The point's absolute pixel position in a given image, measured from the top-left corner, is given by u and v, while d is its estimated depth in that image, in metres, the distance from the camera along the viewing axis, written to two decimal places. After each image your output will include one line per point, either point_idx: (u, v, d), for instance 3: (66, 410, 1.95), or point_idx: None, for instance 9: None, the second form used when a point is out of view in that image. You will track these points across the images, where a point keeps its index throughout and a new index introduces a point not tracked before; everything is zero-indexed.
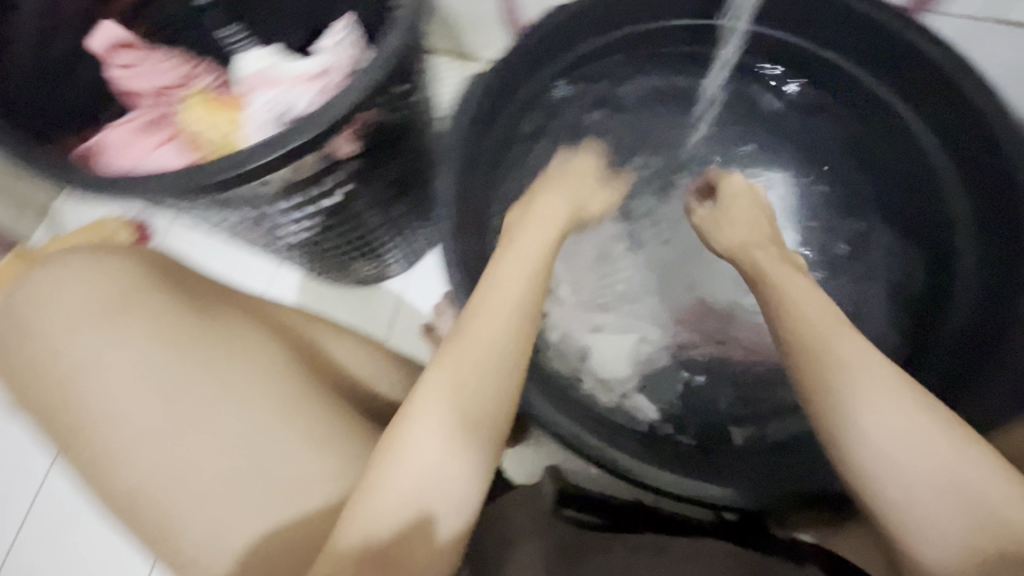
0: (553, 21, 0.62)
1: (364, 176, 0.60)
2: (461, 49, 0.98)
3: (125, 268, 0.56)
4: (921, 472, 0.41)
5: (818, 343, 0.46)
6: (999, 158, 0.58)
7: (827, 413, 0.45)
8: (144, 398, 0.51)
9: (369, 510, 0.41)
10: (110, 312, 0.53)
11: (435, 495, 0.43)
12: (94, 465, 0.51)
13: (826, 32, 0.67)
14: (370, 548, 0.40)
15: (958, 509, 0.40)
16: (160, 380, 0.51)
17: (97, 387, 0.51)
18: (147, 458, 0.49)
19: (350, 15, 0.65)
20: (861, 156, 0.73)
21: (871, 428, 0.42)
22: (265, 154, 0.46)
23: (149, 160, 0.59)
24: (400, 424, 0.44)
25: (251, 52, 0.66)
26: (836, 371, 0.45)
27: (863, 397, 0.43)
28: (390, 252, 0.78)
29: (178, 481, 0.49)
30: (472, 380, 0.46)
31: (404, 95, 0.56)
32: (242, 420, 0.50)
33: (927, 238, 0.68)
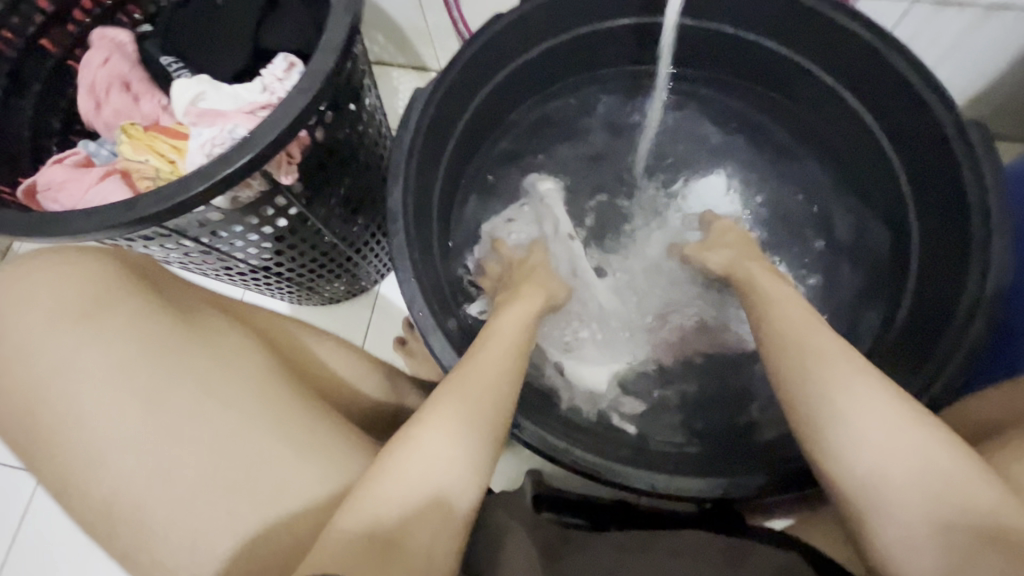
0: (497, 29, 0.63)
1: (313, 195, 0.61)
2: (418, 61, 0.99)
3: (98, 271, 0.53)
4: (891, 444, 0.41)
5: (797, 333, 0.49)
6: (934, 127, 0.60)
7: (793, 392, 0.47)
8: (122, 399, 0.47)
9: (384, 493, 0.39)
10: (83, 315, 0.50)
11: (440, 484, 0.41)
12: (73, 471, 0.47)
13: (768, 25, 0.68)
14: (380, 529, 0.37)
15: (929, 485, 0.39)
16: (139, 382, 0.47)
17: (74, 390, 0.48)
18: (129, 460, 0.46)
19: (286, 54, 0.64)
20: (825, 155, 0.75)
21: (829, 395, 0.44)
22: (202, 179, 0.46)
23: (86, 193, 0.58)
24: (422, 416, 0.44)
25: (182, 85, 0.64)
26: (799, 357, 0.48)
27: (822, 368, 0.46)
28: (353, 271, 0.78)
29: (165, 481, 0.45)
30: (486, 384, 0.47)
31: (340, 112, 0.58)
32: (235, 423, 0.46)
33: (897, 232, 0.70)
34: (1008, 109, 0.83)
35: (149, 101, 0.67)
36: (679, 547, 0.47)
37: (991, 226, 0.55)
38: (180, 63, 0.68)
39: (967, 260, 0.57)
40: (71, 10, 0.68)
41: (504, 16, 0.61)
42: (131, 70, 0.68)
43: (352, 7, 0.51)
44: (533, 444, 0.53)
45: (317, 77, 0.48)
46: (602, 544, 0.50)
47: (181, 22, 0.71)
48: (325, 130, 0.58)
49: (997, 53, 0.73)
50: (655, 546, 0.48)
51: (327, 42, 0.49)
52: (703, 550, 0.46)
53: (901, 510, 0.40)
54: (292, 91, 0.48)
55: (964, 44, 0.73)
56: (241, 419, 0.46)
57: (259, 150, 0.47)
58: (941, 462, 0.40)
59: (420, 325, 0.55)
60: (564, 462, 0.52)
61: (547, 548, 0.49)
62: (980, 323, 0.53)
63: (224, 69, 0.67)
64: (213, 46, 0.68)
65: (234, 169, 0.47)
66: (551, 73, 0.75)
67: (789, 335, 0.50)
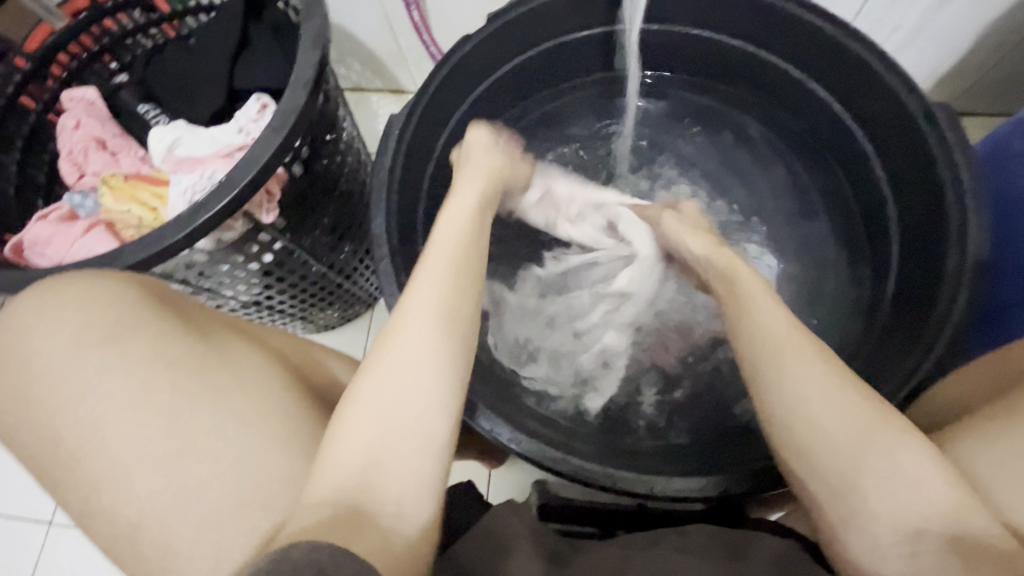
0: (467, 51, 0.64)
1: (298, 224, 0.62)
2: (395, 84, 1.00)
3: (133, 281, 0.47)
4: (863, 449, 0.41)
5: (772, 328, 0.47)
6: (902, 111, 0.61)
7: (772, 389, 0.45)
8: (145, 420, 0.42)
9: (343, 453, 0.39)
10: (127, 327, 0.44)
11: (405, 433, 0.40)
12: (89, 504, 0.41)
13: (731, 23, 0.69)
14: (343, 493, 0.37)
15: (899, 487, 0.40)
16: (165, 403, 0.42)
17: (85, 413, 0.42)
18: (154, 485, 0.40)
19: (259, 95, 0.65)
20: (802, 139, 0.76)
21: (800, 394, 0.44)
22: (186, 225, 0.48)
23: (73, 246, 0.59)
24: (366, 377, 0.42)
25: (158, 133, 0.65)
26: (772, 348, 0.46)
27: (794, 371, 0.44)
28: (346, 297, 0.79)
29: (191, 504, 0.40)
30: (426, 339, 0.43)
31: (318, 144, 0.59)
32: (245, 442, 0.42)
33: (865, 209, 0.72)
34: (975, 87, 0.84)
35: (125, 155, 0.67)
36: (683, 543, 0.47)
37: (965, 205, 0.56)
38: (158, 109, 0.72)
39: (945, 240, 0.58)
40: (47, 66, 0.69)
41: (472, 38, 0.63)
42: (102, 127, 0.68)
43: (318, 42, 0.52)
44: (531, 457, 0.52)
45: (288, 116, 0.49)
46: (610, 544, 0.50)
47: (160, 68, 0.73)
48: (303, 164, 0.59)
49: (957, 36, 0.75)
50: (660, 543, 0.48)
51: (298, 77, 0.51)
52: (707, 544, 0.47)
53: (875, 516, 0.40)
54: (267, 131, 0.49)
55: (924, 28, 0.75)
56: (286, 435, 0.43)
57: (237, 190, 0.48)
58: (913, 463, 0.40)
59: None
60: (565, 471, 0.52)
61: (555, 553, 0.49)
62: (964, 299, 0.53)
63: (202, 110, 0.69)
64: (192, 92, 0.70)
65: (214, 212, 0.48)
66: (524, 88, 0.77)
67: (758, 329, 0.48)
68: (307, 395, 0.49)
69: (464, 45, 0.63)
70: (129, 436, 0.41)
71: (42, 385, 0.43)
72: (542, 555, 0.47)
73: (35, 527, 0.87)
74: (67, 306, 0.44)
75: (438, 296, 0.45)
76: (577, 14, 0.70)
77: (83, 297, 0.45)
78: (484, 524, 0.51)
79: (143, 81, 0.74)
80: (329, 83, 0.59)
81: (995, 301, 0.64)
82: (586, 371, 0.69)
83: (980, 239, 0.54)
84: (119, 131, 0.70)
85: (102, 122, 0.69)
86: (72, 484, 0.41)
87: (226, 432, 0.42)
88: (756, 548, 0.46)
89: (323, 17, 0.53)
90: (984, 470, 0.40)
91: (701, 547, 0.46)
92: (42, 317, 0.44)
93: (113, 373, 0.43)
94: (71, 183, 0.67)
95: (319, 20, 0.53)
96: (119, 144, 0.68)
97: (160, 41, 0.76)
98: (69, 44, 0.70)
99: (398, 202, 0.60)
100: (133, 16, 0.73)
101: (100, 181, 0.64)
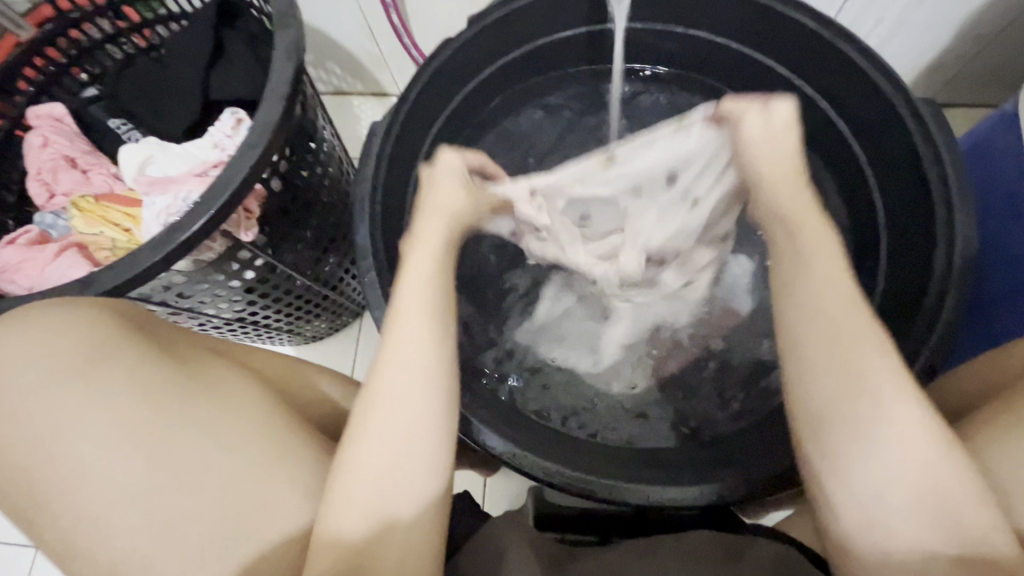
0: (449, 55, 0.62)
1: (280, 237, 0.60)
2: (376, 88, 0.98)
3: (114, 309, 0.45)
4: (856, 459, 0.39)
5: (806, 308, 0.43)
6: (887, 106, 0.60)
7: (794, 390, 0.43)
8: (127, 450, 0.40)
9: (353, 492, 0.39)
10: (110, 353, 0.43)
11: (406, 484, 0.40)
12: (73, 537, 0.39)
13: (715, 19, 0.69)
14: (353, 539, 0.38)
15: (902, 501, 0.38)
16: (150, 431, 0.41)
17: (61, 447, 0.40)
18: (137, 517, 0.39)
19: (234, 109, 0.64)
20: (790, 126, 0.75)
21: (816, 389, 0.41)
22: (163, 248, 0.46)
23: (44, 271, 0.57)
24: (375, 408, 0.42)
25: (130, 150, 0.63)
26: (805, 339, 0.43)
27: (821, 366, 0.42)
28: (333, 308, 0.78)
29: (180, 533, 0.38)
30: (430, 376, 0.43)
31: (297, 153, 0.57)
32: (229, 469, 0.41)
33: (850, 200, 0.71)
34: (958, 78, 0.84)
35: (96, 172, 0.65)
36: (682, 548, 0.47)
37: (952, 204, 0.55)
38: (131, 124, 0.70)
39: (932, 238, 0.58)
40: (13, 82, 0.67)
41: (453, 41, 0.61)
42: (72, 145, 0.66)
43: (293, 53, 0.51)
44: (525, 469, 0.52)
45: (264, 132, 0.48)
46: (608, 550, 0.49)
47: (132, 81, 0.71)
48: (282, 178, 0.57)
49: (942, 28, 0.74)
50: (658, 548, 0.47)
51: (273, 90, 0.49)
52: (704, 548, 0.47)
53: (886, 530, 0.38)
54: (242, 148, 0.48)
55: (908, 21, 0.74)
56: (270, 462, 0.42)
57: (213, 209, 0.46)
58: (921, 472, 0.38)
59: None
60: (559, 483, 0.52)
61: (552, 560, 0.48)
62: (953, 298, 0.53)
63: (177, 124, 0.68)
64: (166, 105, 0.69)
65: (190, 233, 0.46)
66: (507, 90, 0.75)
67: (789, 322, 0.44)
68: (294, 413, 0.47)
69: (446, 50, 0.62)
70: (107, 468, 0.40)
71: (16, 416, 0.41)
72: (540, 563, 0.46)
73: (22, 552, 0.85)
74: (38, 335, 0.43)
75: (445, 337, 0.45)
76: (559, 15, 0.68)
77: (59, 323, 0.43)
78: (482, 534, 0.50)
79: (114, 96, 0.72)
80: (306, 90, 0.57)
81: (982, 296, 0.66)
82: (630, 315, 0.67)
83: (966, 236, 0.54)
84: (89, 149, 0.68)
85: (70, 140, 0.67)
86: (49, 521, 0.40)
87: (211, 459, 0.41)
88: (754, 552, 0.45)
89: (298, 27, 0.51)
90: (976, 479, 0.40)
91: (697, 553, 0.46)
92: (15, 345, 0.43)
93: (86, 405, 0.41)
94: (41, 204, 0.65)
95: (293, 32, 0.51)
96: (89, 162, 0.67)
97: (130, 52, 0.74)
98: (35, 57, 0.67)
99: (382, 211, 0.59)
100: (101, 26, 0.71)
101: (70, 203, 0.63)
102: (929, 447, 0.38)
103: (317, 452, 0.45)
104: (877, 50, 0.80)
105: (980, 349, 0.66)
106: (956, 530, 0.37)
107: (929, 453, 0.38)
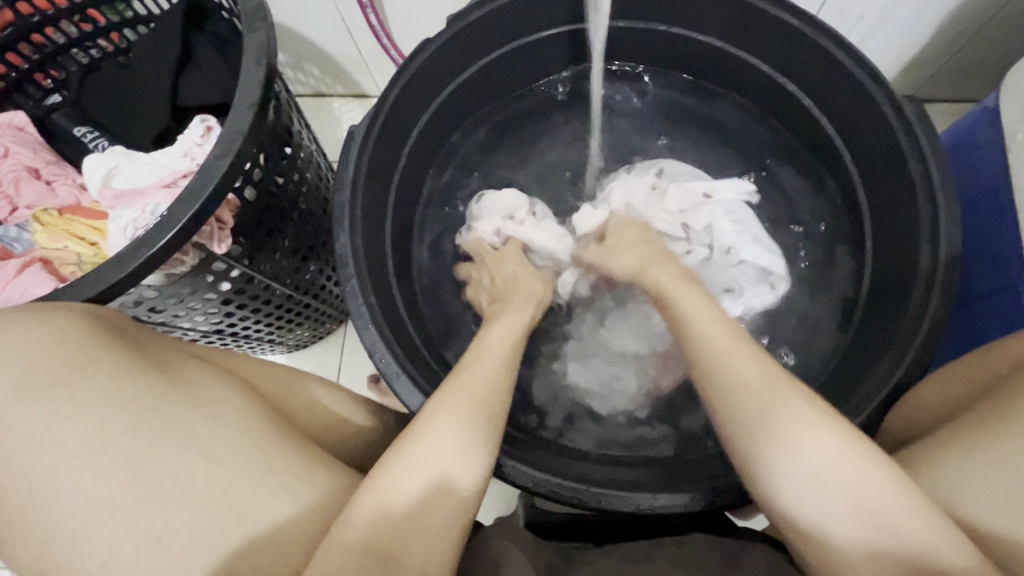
0: (427, 56, 0.60)
1: (258, 247, 0.59)
2: (356, 89, 0.96)
3: (92, 317, 0.43)
4: (786, 481, 0.38)
5: (712, 355, 0.45)
6: (870, 104, 0.60)
7: (722, 426, 0.43)
8: (101, 463, 0.37)
9: (377, 507, 0.36)
10: (84, 364, 0.40)
11: (433, 501, 0.38)
12: (39, 560, 0.36)
13: (696, 18, 0.68)
14: (370, 543, 0.35)
15: (851, 523, 0.36)
16: (124, 445, 0.38)
17: (25, 465, 0.37)
18: (102, 540, 0.36)
19: (203, 116, 0.63)
20: (774, 124, 0.74)
21: (729, 413, 0.42)
22: (131, 260, 0.44)
23: (5, 289, 0.54)
24: (418, 432, 0.41)
25: (94, 161, 0.61)
26: (723, 373, 0.44)
27: (737, 400, 0.42)
28: (315, 316, 0.76)
29: (155, 554, 0.36)
30: (474, 401, 0.44)
31: (271, 162, 0.56)
32: (201, 486, 0.38)
33: (845, 198, 0.70)
34: (937, 74, 0.85)
35: (62, 184, 0.63)
36: (681, 555, 0.45)
37: (937, 201, 0.55)
38: (96, 132, 0.68)
39: (918, 236, 0.57)
40: None
41: (432, 42, 0.60)
42: (33, 155, 0.64)
43: (263, 58, 0.49)
44: (513, 479, 0.50)
45: (234, 140, 0.46)
46: (606, 555, 0.48)
47: (98, 87, 0.69)
48: (257, 187, 0.55)
49: (922, 25, 0.74)
50: (657, 554, 0.46)
51: (242, 98, 0.47)
52: (702, 555, 0.45)
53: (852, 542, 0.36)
54: (208, 158, 0.46)
55: (889, 18, 0.74)
56: (260, 472, 0.39)
57: (183, 219, 0.44)
58: (858, 479, 0.36)
59: (385, 372, 0.52)
60: (546, 492, 0.50)
61: (549, 567, 0.46)
62: (939, 296, 0.53)
63: (146, 130, 0.66)
64: (134, 111, 0.67)
65: (157, 247, 0.44)
66: (488, 91, 0.74)
67: (699, 353, 0.46)
68: (282, 419, 0.45)
69: (424, 51, 0.60)
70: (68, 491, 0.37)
71: None
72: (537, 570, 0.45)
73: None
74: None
75: (496, 373, 0.48)
76: (540, 15, 0.67)
77: (33, 330, 0.41)
78: (476, 543, 0.48)
79: (79, 103, 0.70)
80: (279, 98, 0.55)
81: (965, 293, 0.66)
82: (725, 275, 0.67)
83: (951, 234, 0.54)
84: (52, 159, 0.65)
85: (30, 150, 0.64)
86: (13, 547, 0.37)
87: (193, 471, 0.38)
88: (753, 557, 0.44)
89: (267, 30, 0.50)
90: (978, 482, 0.38)
91: (695, 562, 0.44)
92: None
93: (45, 423, 0.38)
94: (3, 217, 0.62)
95: (262, 34, 0.49)
96: (51, 173, 0.64)
97: (97, 55, 0.71)
98: None
99: (362, 216, 0.57)
100: (65, 30, 0.68)
101: (32, 217, 0.60)
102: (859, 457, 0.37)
103: (310, 457, 0.42)
104: (858, 46, 0.80)
105: (964, 345, 0.67)
106: (902, 541, 0.34)
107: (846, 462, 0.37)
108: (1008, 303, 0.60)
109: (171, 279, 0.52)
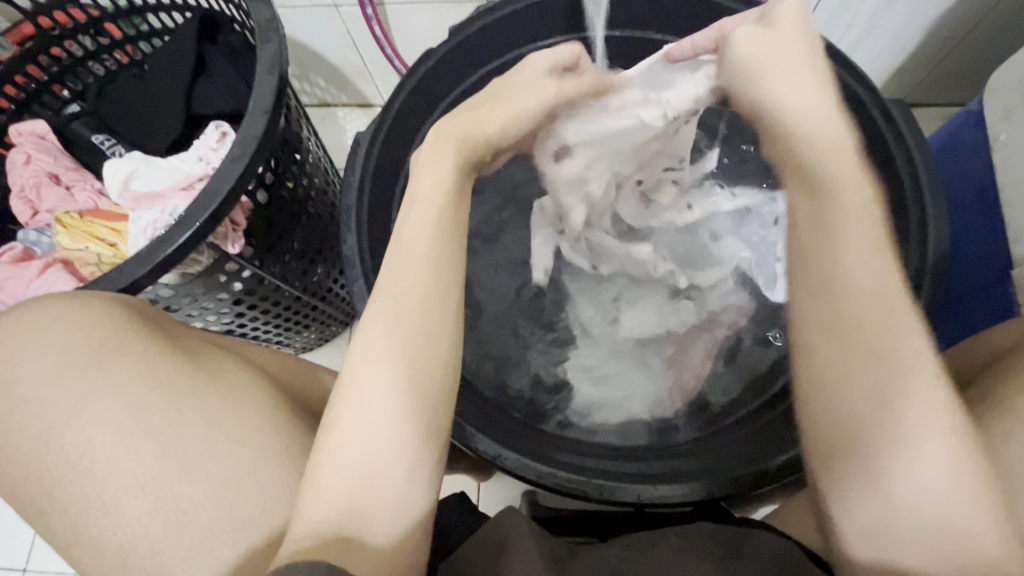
0: (431, 63, 0.62)
1: (268, 249, 0.61)
2: (361, 99, 0.99)
3: (123, 302, 0.45)
4: (861, 475, 0.37)
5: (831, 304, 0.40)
6: (857, 106, 0.62)
7: (816, 397, 0.40)
8: (130, 444, 0.39)
9: (332, 496, 0.36)
10: (111, 350, 0.42)
11: (385, 492, 0.36)
12: (77, 533, 0.38)
13: None
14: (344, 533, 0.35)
15: (910, 530, 0.35)
16: (152, 426, 0.40)
17: (62, 445, 0.40)
18: (136, 513, 0.38)
19: (218, 124, 0.66)
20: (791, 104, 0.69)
21: (830, 386, 0.39)
22: (152, 257, 0.46)
23: (29, 288, 0.57)
24: (401, 414, 0.38)
25: (113, 166, 0.64)
26: (831, 329, 0.40)
27: (829, 369, 0.39)
28: (323, 319, 0.78)
29: (183, 529, 0.37)
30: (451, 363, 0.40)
31: (280, 166, 0.58)
32: (220, 467, 0.39)
33: None
34: (925, 79, 0.87)
35: (80, 189, 0.65)
36: (684, 544, 0.46)
37: (924, 198, 0.57)
38: (114, 140, 0.70)
39: (905, 232, 0.59)
40: None
41: (435, 51, 0.62)
42: (54, 162, 0.67)
43: (276, 67, 0.51)
44: (514, 470, 0.50)
45: (249, 143, 0.49)
46: (608, 545, 0.49)
47: (115, 97, 0.72)
48: (268, 191, 0.58)
49: (908, 32, 0.77)
50: (656, 544, 0.47)
51: (256, 104, 0.50)
52: (703, 545, 0.46)
53: (900, 545, 0.35)
54: (225, 161, 0.48)
55: (876, 26, 0.77)
56: (277, 456, 0.41)
57: (200, 221, 0.47)
58: (933, 457, 0.35)
59: None
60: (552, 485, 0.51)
61: (555, 554, 0.47)
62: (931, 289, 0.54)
63: (162, 138, 0.68)
64: (150, 119, 0.69)
65: (176, 245, 0.46)
66: None
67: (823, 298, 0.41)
68: (297, 409, 0.47)
69: (427, 59, 0.62)
70: (103, 468, 0.39)
71: (16, 414, 0.41)
72: (544, 554, 0.45)
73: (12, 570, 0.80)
74: (33, 332, 0.42)
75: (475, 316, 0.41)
76: None
77: (69, 315, 0.43)
78: (482, 529, 0.48)
79: (97, 113, 0.72)
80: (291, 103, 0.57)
81: (957, 289, 0.68)
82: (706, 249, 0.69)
83: (938, 231, 0.56)
84: (72, 164, 0.68)
85: (51, 155, 0.67)
86: (52, 523, 0.39)
87: (218, 452, 0.40)
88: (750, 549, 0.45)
89: (280, 40, 0.52)
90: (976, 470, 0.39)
91: (693, 551, 0.45)
92: (12, 345, 0.42)
93: (81, 404, 0.40)
94: (25, 222, 0.65)
95: (276, 44, 0.52)
96: (70, 178, 0.67)
97: (113, 67, 0.74)
98: (16, 75, 0.68)
99: (366, 214, 0.58)
100: (83, 43, 0.71)
101: (54, 220, 0.63)
102: (959, 454, 0.35)
103: None
104: (847, 54, 0.83)
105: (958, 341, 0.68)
106: (962, 530, 0.34)
107: (929, 466, 0.35)
108: (994, 299, 0.61)
109: (186, 278, 0.54)
